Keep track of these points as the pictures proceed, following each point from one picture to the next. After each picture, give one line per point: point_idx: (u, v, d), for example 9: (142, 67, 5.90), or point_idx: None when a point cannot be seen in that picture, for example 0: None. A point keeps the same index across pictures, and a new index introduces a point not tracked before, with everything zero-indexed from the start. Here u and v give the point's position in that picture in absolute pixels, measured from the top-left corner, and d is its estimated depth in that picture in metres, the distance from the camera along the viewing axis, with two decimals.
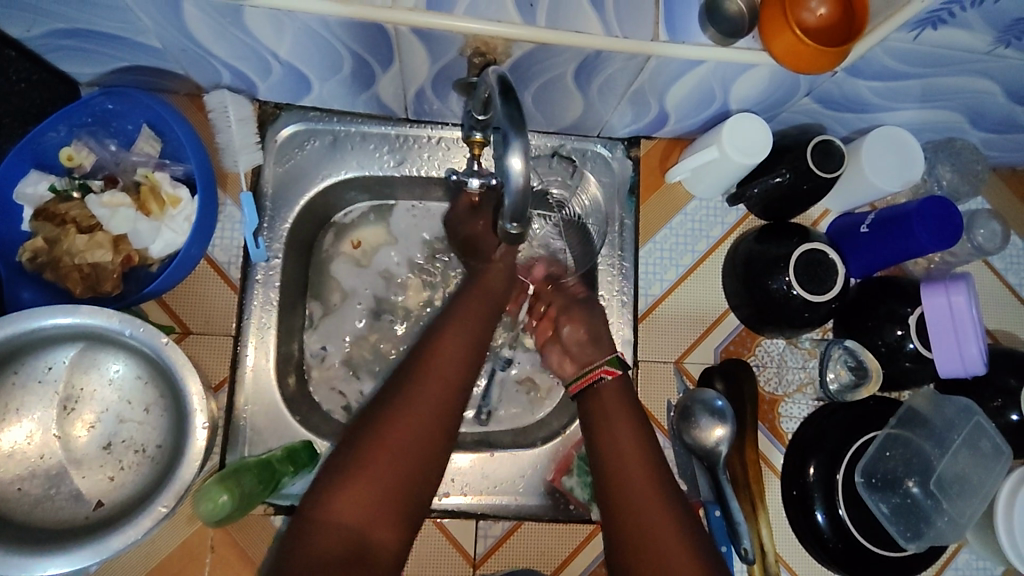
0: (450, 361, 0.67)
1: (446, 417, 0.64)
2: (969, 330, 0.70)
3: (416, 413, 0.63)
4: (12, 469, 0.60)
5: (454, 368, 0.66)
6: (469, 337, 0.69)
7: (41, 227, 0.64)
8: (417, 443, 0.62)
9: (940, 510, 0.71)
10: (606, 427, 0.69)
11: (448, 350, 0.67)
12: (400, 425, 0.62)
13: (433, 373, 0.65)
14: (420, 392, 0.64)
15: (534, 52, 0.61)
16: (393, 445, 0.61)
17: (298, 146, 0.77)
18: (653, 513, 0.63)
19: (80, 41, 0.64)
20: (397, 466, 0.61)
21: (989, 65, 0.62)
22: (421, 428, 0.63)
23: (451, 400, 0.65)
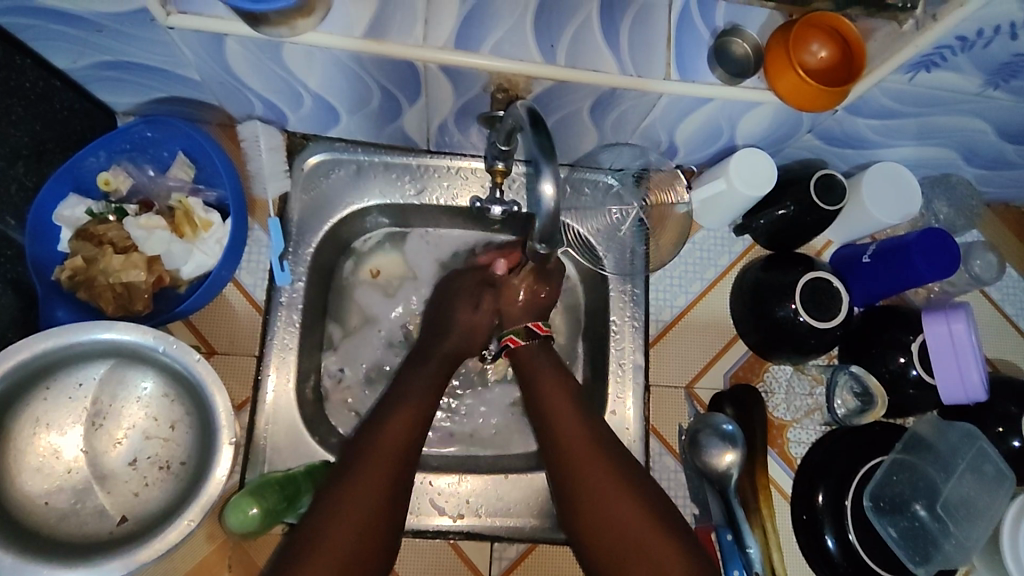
0: (399, 429, 0.69)
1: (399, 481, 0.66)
2: (969, 357, 0.73)
3: (367, 484, 0.64)
4: (40, 483, 0.61)
5: (400, 436, 0.68)
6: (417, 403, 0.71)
7: (80, 246, 0.67)
8: (368, 512, 0.63)
9: (948, 533, 0.73)
10: (561, 448, 0.70)
11: (397, 416, 0.70)
12: (348, 497, 0.63)
13: (382, 444, 0.67)
14: (371, 464, 0.65)
15: (553, 89, 0.65)
16: (345, 515, 0.62)
17: (324, 175, 0.80)
18: (625, 517, 0.65)
19: (122, 73, 0.67)
20: (349, 533, 0.61)
21: (980, 105, 0.66)
22: (370, 496, 0.64)
23: (401, 462, 0.67)
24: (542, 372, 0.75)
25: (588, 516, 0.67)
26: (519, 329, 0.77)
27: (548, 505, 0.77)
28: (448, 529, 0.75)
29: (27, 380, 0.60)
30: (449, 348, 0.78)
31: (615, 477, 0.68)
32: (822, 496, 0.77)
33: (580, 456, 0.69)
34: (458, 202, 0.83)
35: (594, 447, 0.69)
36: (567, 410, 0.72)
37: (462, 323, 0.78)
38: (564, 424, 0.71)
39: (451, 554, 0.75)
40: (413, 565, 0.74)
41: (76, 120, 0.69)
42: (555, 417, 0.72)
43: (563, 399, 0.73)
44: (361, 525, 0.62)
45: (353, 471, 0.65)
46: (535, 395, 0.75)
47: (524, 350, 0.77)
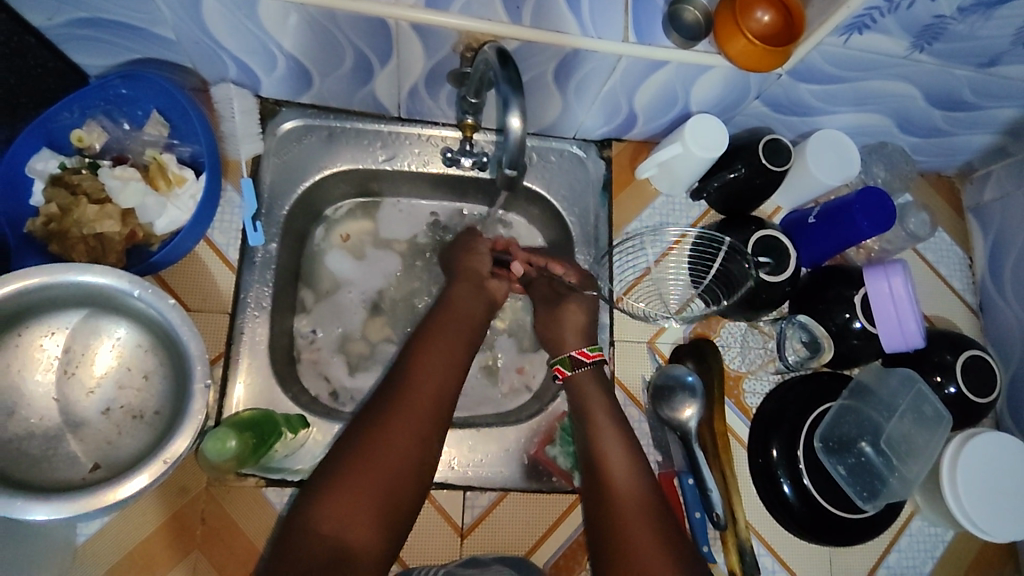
0: (423, 401, 0.69)
1: (419, 453, 0.67)
2: (907, 308, 0.78)
3: (387, 457, 0.65)
4: (11, 428, 0.61)
5: (427, 408, 0.69)
6: (440, 372, 0.72)
7: (56, 194, 0.68)
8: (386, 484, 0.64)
9: (892, 467, 0.79)
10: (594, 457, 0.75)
11: (420, 385, 0.70)
12: (364, 470, 0.64)
13: (402, 416, 0.68)
14: (384, 434, 0.66)
15: (520, 49, 0.69)
16: (360, 485, 0.63)
17: (296, 140, 0.82)
18: (640, 525, 0.69)
19: (97, 31, 0.68)
20: (364, 504, 0.62)
21: (908, 69, 0.72)
22: (386, 472, 0.64)
23: (423, 436, 0.68)
24: (583, 382, 0.79)
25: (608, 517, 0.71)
26: (565, 358, 0.80)
27: (517, 455, 0.80)
28: None
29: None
30: (467, 319, 0.79)
31: (638, 489, 0.72)
32: (776, 450, 0.81)
33: (613, 461, 0.74)
34: (429, 168, 0.85)
35: (626, 458, 0.74)
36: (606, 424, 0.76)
37: (462, 288, 0.81)
38: (602, 438, 0.75)
39: (425, 505, 0.77)
40: None
41: (49, 78, 0.70)
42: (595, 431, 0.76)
43: (603, 414, 0.77)
44: (379, 496, 0.63)
45: (371, 443, 0.66)
46: (573, 400, 0.79)
47: (579, 377, 0.79)
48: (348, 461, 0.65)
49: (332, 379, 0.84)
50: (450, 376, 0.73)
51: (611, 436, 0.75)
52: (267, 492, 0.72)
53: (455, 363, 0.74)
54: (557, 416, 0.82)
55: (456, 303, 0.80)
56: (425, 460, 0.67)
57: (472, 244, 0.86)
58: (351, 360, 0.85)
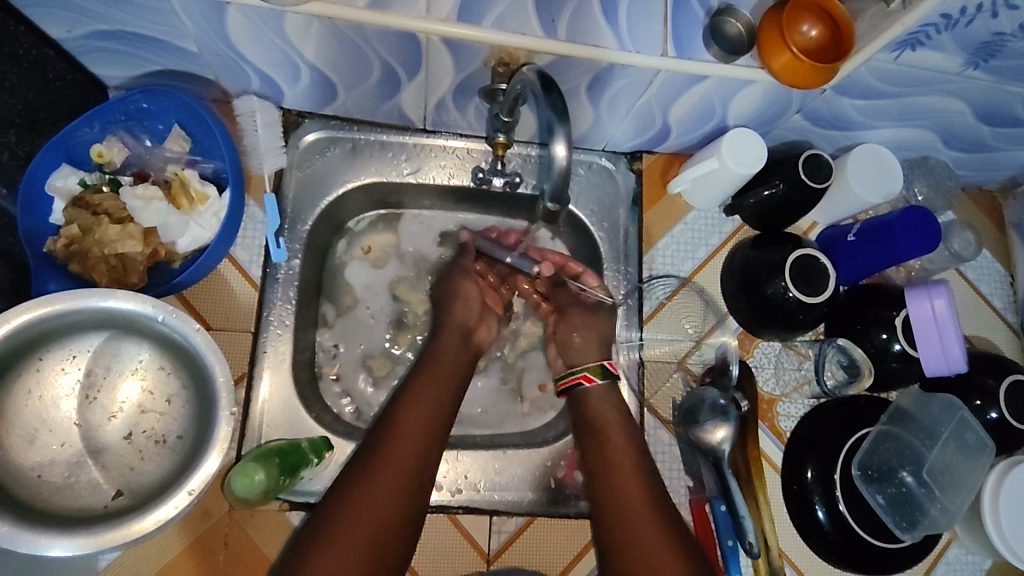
0: (406, 454, 0.67)
1: (403, 511, 0.64)
2: (951, 331, 0.76)
3: (371, 513, 0.63)
4: (32, 456, 0.59)
5: (412, 453, 0.68)
6: (425, 424, 0.70)
7: (77, 215, 0.65)
8: (370, 543, 0.62)
9: (933, 498, 0.75)
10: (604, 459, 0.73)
11: (405, 437, 0.68)
12: (350, 518, 0.62)
13: (387, 471, 0.65)
14: (368, 490, 0.64)
15: (554, 64, 0.66)
16: (346, 542, 0.61)
17: (319, 153, 0.80)
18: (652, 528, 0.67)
19: (118, 44, 0.66)
20: (350, 561, 0.60)
21: (959, 85, 0.69)
22: (371, 529, 0.62)
23: (408, 492, 0.65)
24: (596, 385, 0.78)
25: (614, 518, 0.69)
26: (597, 368, 0.78)
27: (544, 479, 0.78)
28: (447, 504, 0.75)
29: (21, 351, 0.58)
30: (451, 371, 0.76)
31: (646, 492, 0.70)
32: (811, 472, 0.78)
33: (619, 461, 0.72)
34: (454, 182, 0.83)
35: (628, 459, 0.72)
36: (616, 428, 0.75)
37: (450, 341, 0.79)
38: (611, 441, 0.74)
39: (450, 529, 0.75)
40: None
41: (69, 91, 0.68)
42: (604, 432, 0.74)
43: (613, 417, 0.75)
44: (361, 558, 0.61)
45: (354, 499, 0.63)
46: (582, 409, 0.77)
47: (598, 390, 0.77)
48: (333, 521, 0.62)
49: (354, 397, 0.82)
50: (436, 429, 0.71)
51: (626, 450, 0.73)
52: (291, 516, 0.71)
53: (440, 415, 0.72)
54: None
55: (443, 356, 0.77)
56: (410, 517, 0.65)
57: (464, 275, 0.83)
58: (374, 377, 0.84)
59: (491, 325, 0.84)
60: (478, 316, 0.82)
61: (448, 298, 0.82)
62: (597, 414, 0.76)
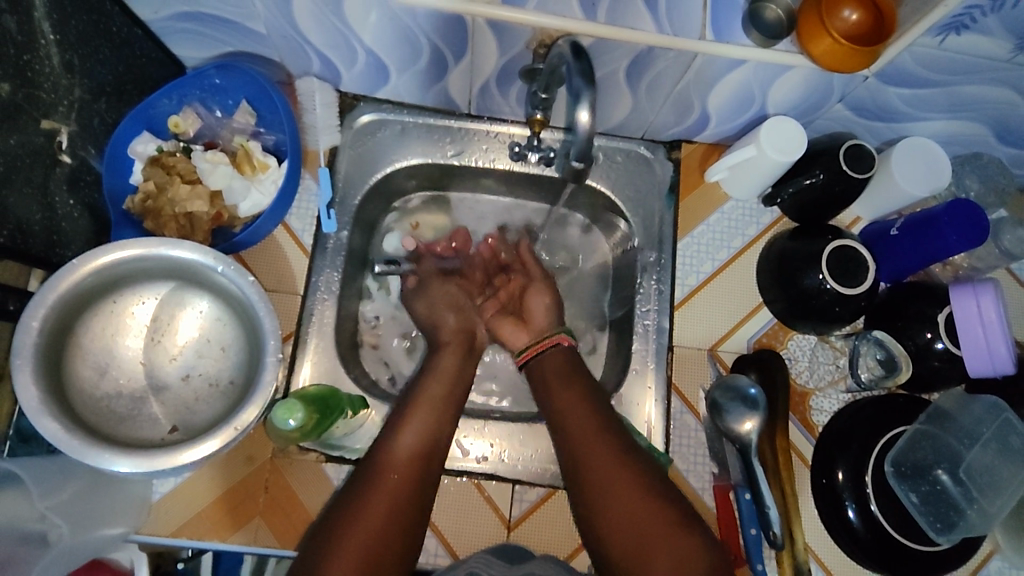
0: (411, 445, 0.67)
1: (410, 502, 0.64)
2: (997, 331, 0.72)
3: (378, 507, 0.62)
4: (102, 387, 0.66)
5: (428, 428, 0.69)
6: (429, 421, 0.69)
7: (153, 173, 0.73)
8: (383, 527, 0.61)
9: (971, 499, 0.72)
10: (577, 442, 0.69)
11: (410, 432, 0.68)
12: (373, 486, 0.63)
13: (399, 459, 0.65)
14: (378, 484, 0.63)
15: (593, 46, 0.69)
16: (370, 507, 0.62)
17: (371, 134, 0.85)
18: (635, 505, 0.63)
19: (197, 25, 0.73)
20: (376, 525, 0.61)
21: (1010, 73, 0.67)
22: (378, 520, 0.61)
23: (414, 487, 0.65)
24: (552, 356, 0.77)
25: (597, 504, 0.65)
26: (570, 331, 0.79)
27: None
28: (471, 470, 0.78)
29: (98, 291, 0.65)
30: (456, 376, 0.75)
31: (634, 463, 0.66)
32: (842, 473, 0.77)
33: (585, 445, 0.68)
34: (495, 165, 0.86)
35: (595, 422, 0.70)
36: (584, 400, 0.71)
37: (454, 353, 0.78)
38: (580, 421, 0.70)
39: (474, 493, 0.78)
40: (435, 508, 0.77)
41: (153, 68, 0.76)
42: (566, 411, 0.71)
43: (573, 393, 0.72)
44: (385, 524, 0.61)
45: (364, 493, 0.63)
46: (543, 377, 0.76)
47: (558, 351, 0.77)
48: (348, 511, 0.62)
49: (391, 365, 0.87)
50: (440, 429, 0.70)
51: (587, 412, 0.71)
52: (326, 467, 0.75)
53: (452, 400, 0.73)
54: None
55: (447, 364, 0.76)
56: (417, 510, 0.64)
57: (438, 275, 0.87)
58: (410, 347, 0.88)
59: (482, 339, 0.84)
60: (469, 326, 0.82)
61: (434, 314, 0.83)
62: (563, 381, 0.74)
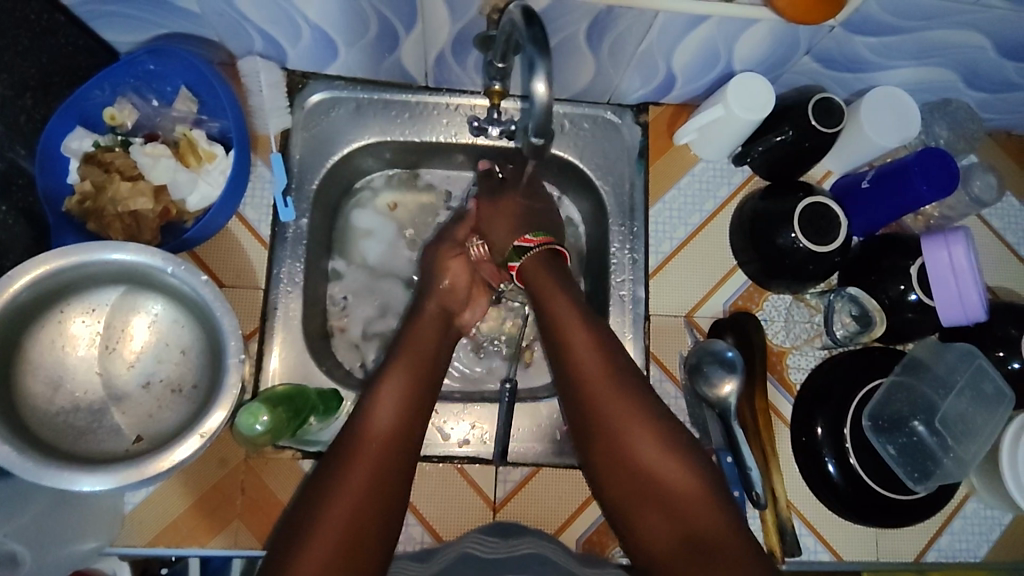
0: (388, 430, 0.66)
1: (373, 519, 0.62)
2: (969, 279, 0.72)
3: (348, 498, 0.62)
4: (57, 402, 0.63)
5: (394, 425, 0.67)
6: (398, 431, 0.67)
7: (90, 172, 0.69)
8: (347, 532, 0.60)
9: (946, 447, 0.74)
10: (605, 432, 0.69)
11: (382, 418, 0.67)
12: (336, 493, 0.62)
13: (365, 461, 0.64)
14: (346, 480, 0.63)
15: (550, 9, 0.65)
16: (333, 516, 0.60)
17: (324, 113, 0.81)
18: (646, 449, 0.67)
19: (124, 6, 0.67)
20: (332, 534, 0.60)
21: (977, 16, 0.66)
22: (348, 509, 0.61)
23: (384, 473, 0.64)
24: (555, 305, 0.74)
25: (603, 444, 0.69)
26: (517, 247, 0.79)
27: (550, 431, 0.79)
28: (454, 455, 0.77)
29: (43, 301, 0.61)
30: (431, 347, 0.74)
31: (626, 396, 0.69)
32: (821, 427, 0.77)
33: (587, 377, 0.70)
34: (458, 140, 0.83)
35: (596, 353, 0.71)
36: (575, 326, 0.73)
37: (426, 328, 0.75)
38: (636, 445, 0.68)
39: (456, 477, 0.77)
40: (420, 494, 0.76)
41: (80, 56, 0.70)
42: (572, 345, 0.72)
43: (574, 328, 0.73)
44: (345, 531, 0.60)
45: (335, 484, 0.62)
46: (533, 296, 0.76)
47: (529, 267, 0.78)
48: (306, 523, 0.61)
49: (362, 351, 0.84)
50: (414, 412, 0.68)
51: (581, 338, 0.72)
52: (303, 463, 0.73)
53: (420, 392, 0.70)
54: None
55: (420, 336, 0.75)
56: (388, 513, 0.63)
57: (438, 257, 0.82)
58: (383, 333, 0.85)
59: (478, 306, 0.82)
60: (465, 296, 0.80)
61: (429, 284, 0.79)
62: (551, 301, 0.74)
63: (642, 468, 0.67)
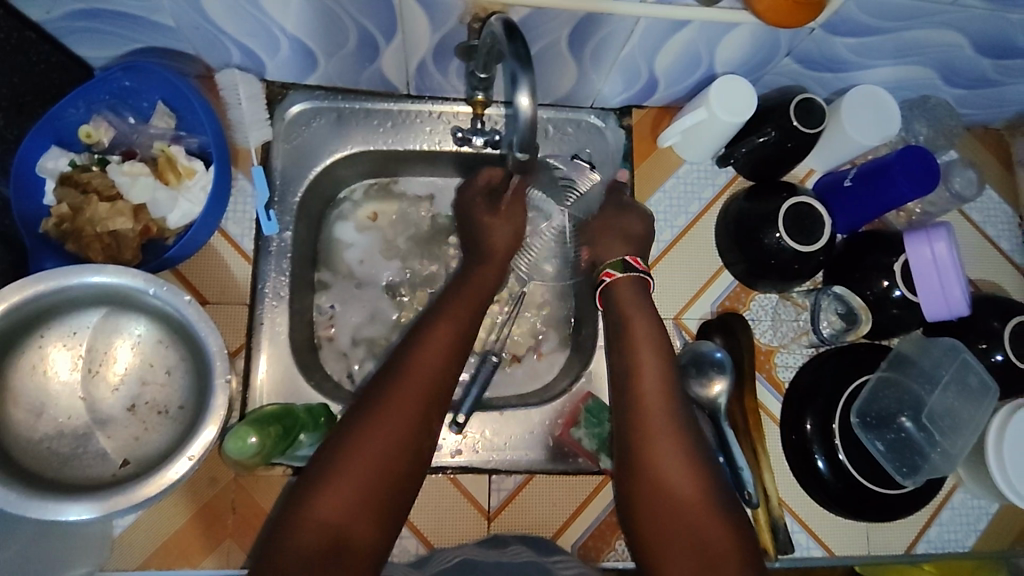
0: (432, 364, 0.63)
1: (406, 458, 0.58)
2: (951, 274, 0.73)
3: (374, 449, 0.57)
4: (40, 429, 0.62)
5: (439, 363, 0.64)
6: (444, 370, 0.64)
7: (65, 195, 0.67)
8: (380, 469, 0.57)
9: (934, 442, 0.75)
10: (641, 440, 0.66)
11: (431, 354, 0.64)
12: (377, 421, 0.59)
13: (411, 393, 0.61)
14: (390, 408, 0.60)
15: (531, 16, 0.65)
16: (369, 449, 0.57)
17: (305, 124, 0.80)
18: (676, 471, 0.64)
19: (96, 22, 0.66)
20: (366, 471, 0.56)
21: (953, 16, 0.66)
22: (386, 437, 0.58)
23: (426, 414, 0.61)
24: (626, 305, 0.74)
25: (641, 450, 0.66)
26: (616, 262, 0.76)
27: (542, 438, 0.79)
28: (447, 465, 0.77)
29: (21, 327, 0.60)
30: (475, 299, 0.72)
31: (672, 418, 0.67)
32: (810, 424, 0.78)
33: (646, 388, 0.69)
34: (442, 147, 0.82)
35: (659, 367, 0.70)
36: (643, 338, 0.72)
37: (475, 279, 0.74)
38: (660, 466, 0.64)
39: (450, 488, 0.77)
40: (414, 506, 0.76)
41: (53, 74, 0.69)
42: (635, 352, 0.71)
43: (643, 338, 0.72)
44: (378, 466, 0.57)
45: (377, 411, 0.59)
46: (613, 311, 0.74)
47: (623, 283, 0.75)
48: (340, 450, 0.57)
49: (351, 362, 0.83)
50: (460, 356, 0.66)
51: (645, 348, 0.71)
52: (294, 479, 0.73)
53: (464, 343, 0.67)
54: (581, 397, 0.80)
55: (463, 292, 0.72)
56: (420, 456, 0.60)
57: None
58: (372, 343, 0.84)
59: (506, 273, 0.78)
60: (499, 261, 0.77)
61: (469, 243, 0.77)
62: (627, 312, 0.73)
63: (659, 477, 0.64)
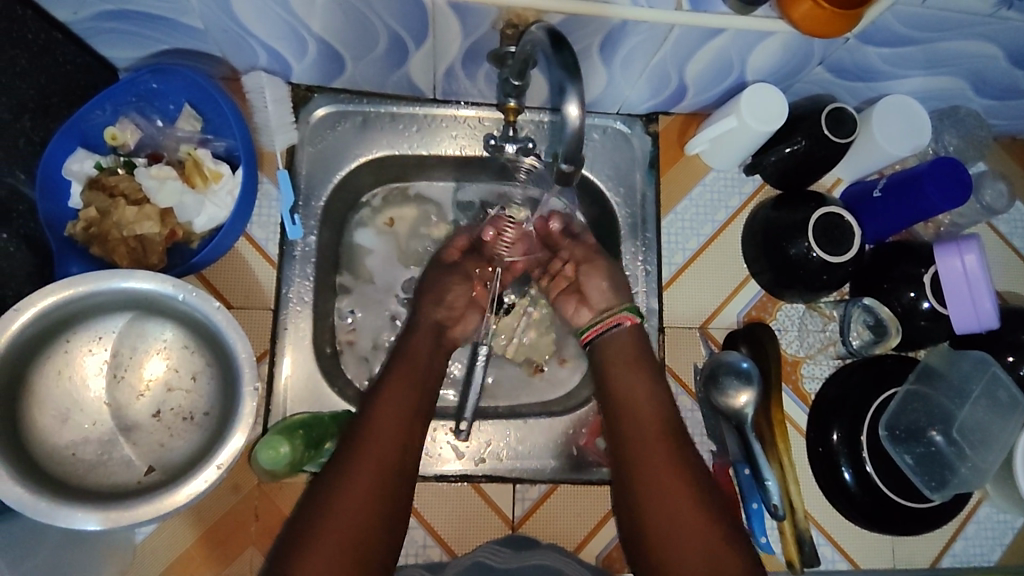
0: (390, 425, 0.66)
1: (379, 519, 0.61)
2: (982, 287, 0.72)
3: (352, 506, 0.60)
4: (66, 435, 0.61)
5: (397, 425, 0.66)
6: (400, 432, 0.66)
7: (93, 198, 0.67)
8: (353, 533, 0.59)
9: (963, 457, 0.75)
10: (638, 473, 0.68)
11: (389, 415, 0.66)
12: (346, 488, 0.61)
13: (372, 457, 0.63)
14: (355, 472, 0.62)
15: (565, 23, 0.64)
16: (343, 512, 0.60)
17: (330, 127, 0.79)
18: (676, 499, 0.65)
19: (123, 23, 0.65)
20: (343, 534, 0.59)
21: (991, 27, 0.66)
22: (357, 500, 0.61)
23: (389, 476, 0.63)
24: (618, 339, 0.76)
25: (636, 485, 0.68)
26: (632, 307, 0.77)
27: (566, 447, 0.78)
28: (472, 474, 0.76)
29: (49, 333, 0.60)
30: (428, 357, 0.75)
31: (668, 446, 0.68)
32: (837, 435, 0.77)
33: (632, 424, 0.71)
34: (467, 153, 0.82)
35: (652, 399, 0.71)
36: (634, 371, 0.73)
37: (421, 340, 0.76)
38: (659, 497, 0.66)
39: (474, 498, 0.76)
40: (438, 514, 0.75)
41: (80, 75, 0.68)
42: (627, 386, 0.73)
43: (634, 372, 0.73)
44: (352, 531, 0.59)
45: (344, 477, 0.62)
46: (596, 357, 0.77)
47: (634, 331, 0.76)
48: (317, 517, 0.60)
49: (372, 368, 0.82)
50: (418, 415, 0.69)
51: (637, 376, 0.73)
52: None
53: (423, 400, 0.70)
54: None
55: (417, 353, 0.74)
56: (392, 514, 0.62)
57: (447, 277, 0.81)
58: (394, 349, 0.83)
59: (470, 321, 0.82)
60: (460, 311, 0.81)
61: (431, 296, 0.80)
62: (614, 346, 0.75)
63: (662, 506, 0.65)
